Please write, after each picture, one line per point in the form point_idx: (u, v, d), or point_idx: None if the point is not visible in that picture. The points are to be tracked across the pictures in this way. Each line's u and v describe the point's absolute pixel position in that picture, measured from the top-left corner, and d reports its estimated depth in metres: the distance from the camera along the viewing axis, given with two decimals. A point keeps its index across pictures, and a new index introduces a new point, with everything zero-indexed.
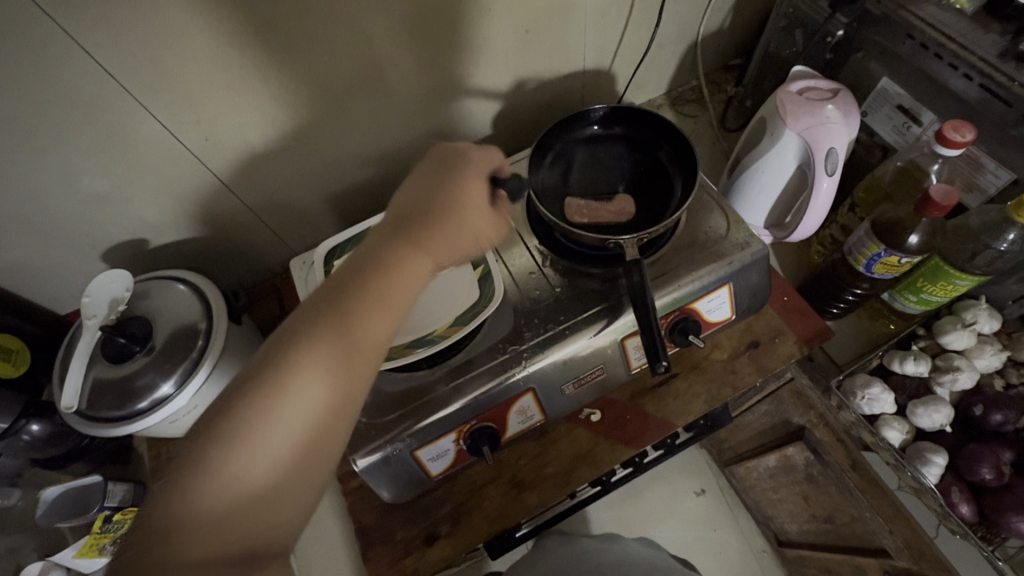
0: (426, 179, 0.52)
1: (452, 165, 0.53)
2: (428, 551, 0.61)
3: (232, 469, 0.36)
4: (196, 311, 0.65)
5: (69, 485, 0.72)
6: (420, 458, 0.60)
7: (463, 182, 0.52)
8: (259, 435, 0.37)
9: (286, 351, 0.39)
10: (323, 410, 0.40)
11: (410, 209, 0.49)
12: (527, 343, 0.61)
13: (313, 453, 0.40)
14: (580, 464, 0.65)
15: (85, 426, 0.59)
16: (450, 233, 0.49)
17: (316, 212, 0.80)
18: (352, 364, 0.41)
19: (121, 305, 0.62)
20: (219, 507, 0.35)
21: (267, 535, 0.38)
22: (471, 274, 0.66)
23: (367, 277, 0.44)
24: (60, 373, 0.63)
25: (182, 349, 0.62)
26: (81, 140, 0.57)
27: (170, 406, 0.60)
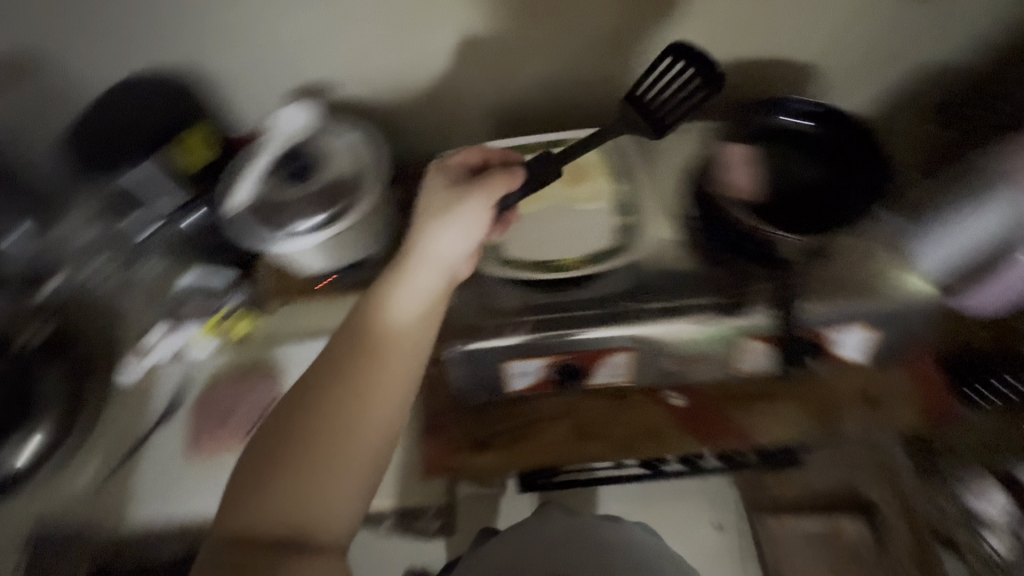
0: (443, 191, 0.58)
1: (448, 179, 0.60)
2: (480, 455, 0.64)
3: (282, 459, 0.45)
4: (355, 168, 0.67)
5: (202, 272, 0.77)
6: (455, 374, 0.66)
7: (459, 184, 0.59)
8: (301, 432, 0.46)
9: (329, 358, 0.50)
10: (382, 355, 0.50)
11: (433, 206, 0.57)
12: (645, 304, 0.60)
13: (352, 450, 0.46)
14: (647, 438, 0.64)
15: (235, 231, 0.65)
16: (454, 202, 0.56)
17: (475, 118, 0.82)
18: (384, 314, 0.52)
19: (296, 138, 0.68)
20: (266, 490, 0.44)
21: (317, 523, 0.44)
22: (615, 220, 0.64)
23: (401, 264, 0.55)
24: (230, 174, 0.68)
25: (332, 196, 0.65)
26: None
27: (299, 241, 0.63)
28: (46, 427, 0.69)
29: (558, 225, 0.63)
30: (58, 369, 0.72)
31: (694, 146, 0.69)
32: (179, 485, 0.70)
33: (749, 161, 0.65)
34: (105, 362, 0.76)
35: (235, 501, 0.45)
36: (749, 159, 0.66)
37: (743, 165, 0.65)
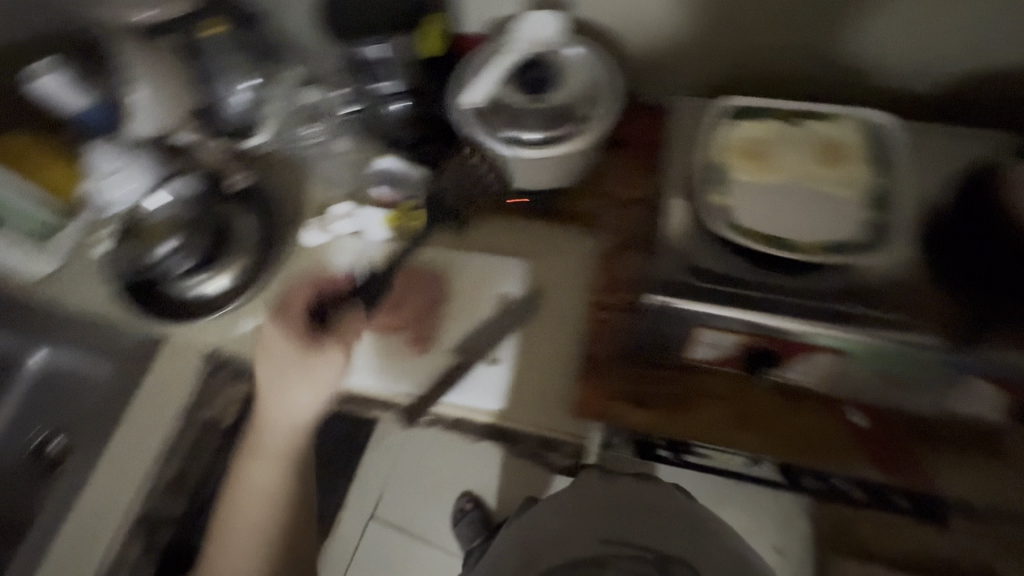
0: (295, 351, 0.66)
1: (290, 329, 0.67)
2: (634, 411, 0.63)
3: (231, 548, 0.65)
4: (596, 95, 0.65)
5: (398, 164, 0.78)
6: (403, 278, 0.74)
7: (307, 334, 0.67)
8: (237, 516, 0.66)
9: (240, 480, 0.67)
10: (307, 376, 0.66)
11: (291, 357, 0.66)
12: (878, 312, 0.53)
13: (287, 465, 0.67)
14: (816, 447, 0.60)
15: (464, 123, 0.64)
16: (347, 339, 0.68)
17: (699, 68, 0.76)
18: (318, 355, 0.66)
19: (537, 49, 0.65)
20: (217, 560, 0.65)
21: (281, 546, 0.67)
22: (866, 211, 0.56)
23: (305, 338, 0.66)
24: (467, 67, 0.66)
25: (568, 117, 0.63)
26: None
27: (527, 152, 0.62)
28: (237, 267, 0.76)
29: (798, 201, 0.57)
30: (252, 219, 0.78)
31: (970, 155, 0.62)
32: None
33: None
34: (294, 225, 0.80)
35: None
36: None
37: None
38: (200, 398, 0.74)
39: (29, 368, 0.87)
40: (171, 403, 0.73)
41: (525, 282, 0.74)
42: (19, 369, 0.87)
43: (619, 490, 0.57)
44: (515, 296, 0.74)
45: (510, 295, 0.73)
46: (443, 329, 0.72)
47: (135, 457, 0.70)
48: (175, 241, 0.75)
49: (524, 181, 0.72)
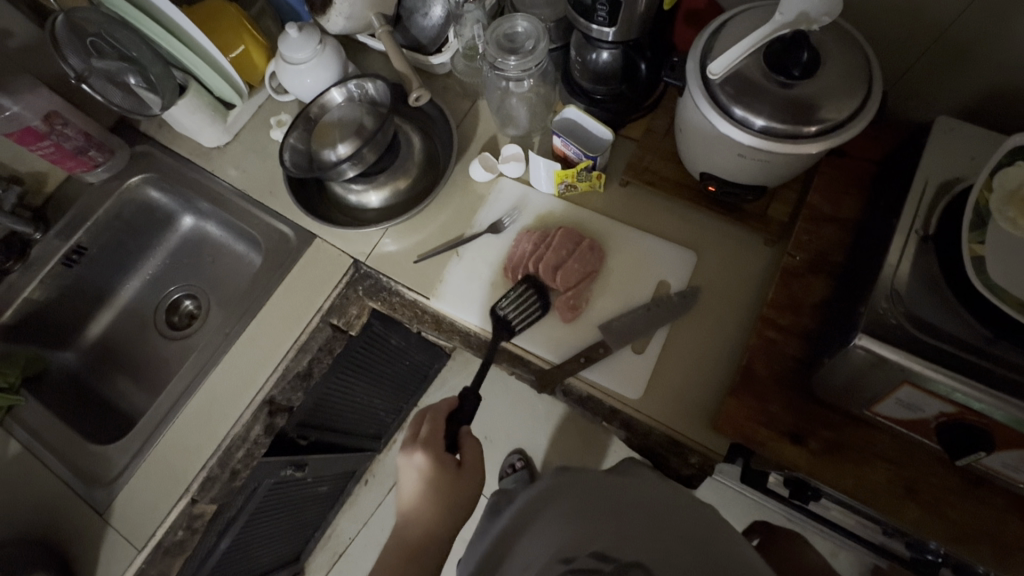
0: (441, 480, 0.62)
1: (438, 462, 0.62)
2: (786, 446, 0.58)
3: None
4: (855, 95, 0.55)
5: (581, 119, 0.72)
6: (526, 298, 0.68)
7: (445, 462, 0.63)
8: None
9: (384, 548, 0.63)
10: (445, 495, 0.62)
11: (439, 484, 0.62)
12: None
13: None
14: (986, 543, 0.53)
15: (703, 101, 0.57)
16: (466, 481, 0.63)
17: (966, 88, 0.63)
18: (459, 483, 0.63)
19: (801, 20, 0.53)
20: None
21: None
22: None
23: (446, 465, 0.63)
24: (717, 30, 0.59)
25: (811, 110, 0.54)
26: None
27: (741, 135, 0.56)
28: (396, 184, 0.76)
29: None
30: (418, 139, 0.78)
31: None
32: (476, 299, 0.70)
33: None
34: (459, 157, 0.78)
35: None
36: None
37: None
38: (337, 305, 0.75)
39: (179, 232, 0.92)
40: (310, 303, 0.74)
41: (687, 278, 0.69)
42: (171, 229, 0.92)
43: (608, 487, 0.61)
44: (675, 289, 0.68)
45: (670, 288, 0.68)
46: (597, 300, 0.69)
47: (268, 346, 0.73)
48: (346, 147, 0.74)
49: (727, 177, 0.64)
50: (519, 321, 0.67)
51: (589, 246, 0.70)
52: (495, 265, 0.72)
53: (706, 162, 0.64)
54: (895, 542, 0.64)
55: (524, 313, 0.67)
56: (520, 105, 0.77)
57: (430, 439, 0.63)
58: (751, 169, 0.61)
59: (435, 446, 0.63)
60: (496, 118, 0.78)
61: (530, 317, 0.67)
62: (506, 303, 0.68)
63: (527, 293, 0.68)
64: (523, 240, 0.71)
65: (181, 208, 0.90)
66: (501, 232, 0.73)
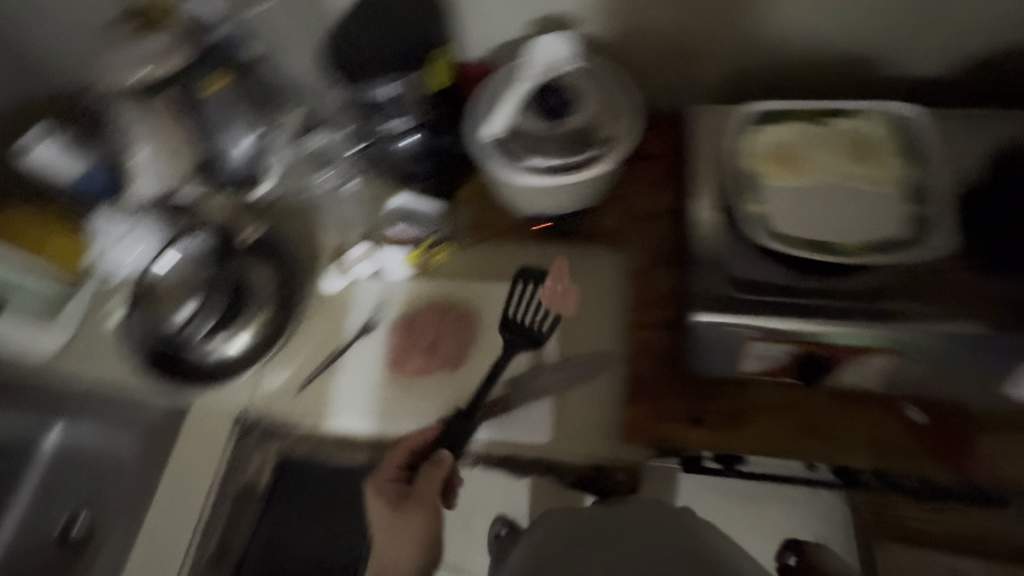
0: (391, 505, 0.64)
1: (387, 488, 0.65)
2: (690, 431, 0.62)
3: None
4: (612, 115, 0.62)
5: (410, 201, 0.77)
6: (532, 296, 0.72)
7: (395, 487, 0.65)
8: None
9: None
10: (389, 520, 0.64)
11: (394, 505, 0.64)
12: (926, 305, 0.52)
13: None
14: (875, 449, 0.59)
15: (494, 162, 0.61)
16: (427, 499, 0.64)
17: (712, 74, 0.73)
18: (407, 508, 0.64)
19: (552, 74, 0.63)
20: None
21: None
22: (903, 207, 0.55)
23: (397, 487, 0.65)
24: (481, 96, 0.64)
25: (585, 141, 0.61)
26: None
27: (544, 181, 0.61)
28: (254, 326, 0.74)
29: (829, 197, 0.55)
30: (270, 268, 0.77)
31: (1001, 134, 0.60)
32: (370, 402, 0.70)
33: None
34: (310, 271, 0.77)
35: None
36: None
37: None
38: (234, 466, 0.69)
39: (43, 449, 0.82)
40: (205, 473, 0.69)
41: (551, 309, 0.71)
42: (31, 451, 0.82)
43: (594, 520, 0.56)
44: (551, 324, 0.70)
45: (546, 326, 0.70)
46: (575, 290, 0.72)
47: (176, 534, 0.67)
48: (194, 305, 0.75)
49: (554, 210, 0.69)
50: (545, 322, 0.71)
51: (456, 315, 0.73)
52: (378, 364, 0.72)
53: (530, 207, 0.68)
54: None
55: (539, 310, 0.71)
56: (354, 206, 0.79)
57: (392, 467, 0.66)
58: (568, 199, 0.66)
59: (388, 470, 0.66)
60: (333, 225, 0.79)
61: (545, 314, 0.71)
62: (518, 310, 0.72)
63: (529, 286, 0.72)
64: (398, 329, 0.73)
65: (38, 425, 0.81)
66: (373, 331, 0.74)
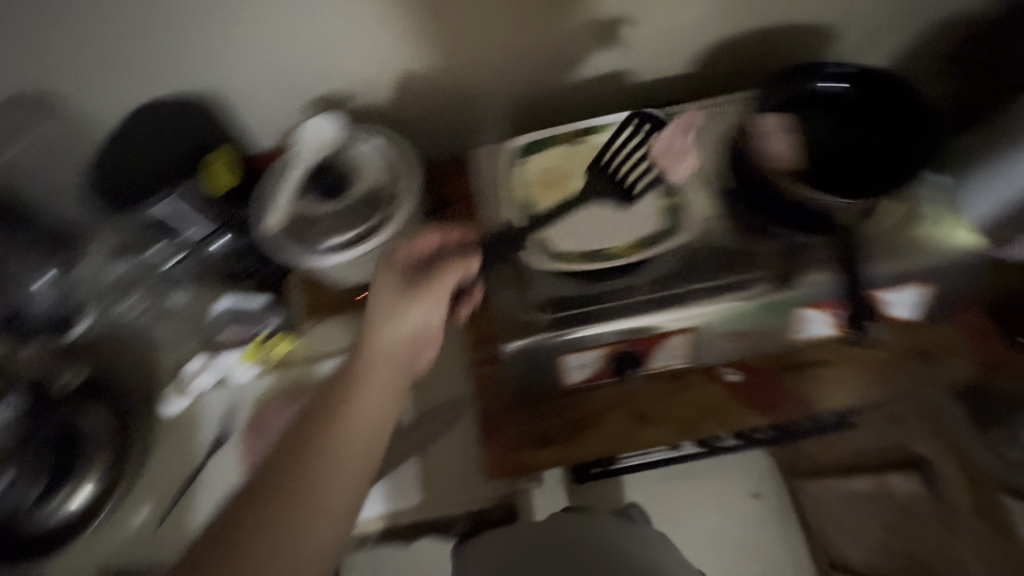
0: (395, 284, 0.56)
1: (404, 272, 0.57)
2: (544, 451, 0.65)
3: (293, 554, 0.44)
4: (389, 178, 0.65)
5: (235, 301, 0.75)
6: (644, 142, 0.64)
7: (406, 270, 0.57)
8: (280, 536, 0.45)
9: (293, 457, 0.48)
10: (324, 426, 0.49)
11: (414, 290, 0.56)
12: (696, 283, 0.59)
13: (323, 519, 0.46)
14: (705, 417, 0.65)
15: (286, 251, 0.63)
16: (450, 276, 0.56)
17: (493, 112, 0.79)
18: (340, 430, 0.49)
19: (324, 156, 0.66)
20: None
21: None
22: (655, 203, 0.63)
23: (349, 389, 0.52)
24: (260, 192, 0.65)
25: (369, 208, 0.64)
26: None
27: (342, 258, 0.62)
28: (96, 474, 0.68)
29: (599, 213, 0.62)
30: (105, 411, 0.71)
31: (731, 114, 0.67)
32: None
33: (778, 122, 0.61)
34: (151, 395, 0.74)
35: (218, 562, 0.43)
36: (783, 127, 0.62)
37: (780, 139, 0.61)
38: None
39: None
40: None
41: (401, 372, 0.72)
42: None
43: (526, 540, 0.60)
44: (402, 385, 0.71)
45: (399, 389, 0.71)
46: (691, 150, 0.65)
47: None
48: (12, 474, 0.68)
49: (373, 276, 0.70)
50: (625, 171, 0.63)
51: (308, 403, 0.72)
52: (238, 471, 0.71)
53: (351, 278, 0.70)
54: (682, 445, 0.73)
55: (639, 162, 0.64)
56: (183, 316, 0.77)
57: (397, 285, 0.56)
58: (379, 266, 0.67)
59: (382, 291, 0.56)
60: (166, 341, 0.77)
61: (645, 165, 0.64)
62: (614, 159, 0.64)
63: (646, 132, 0.65)
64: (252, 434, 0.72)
65: None
66: (229, 441, 0.72)
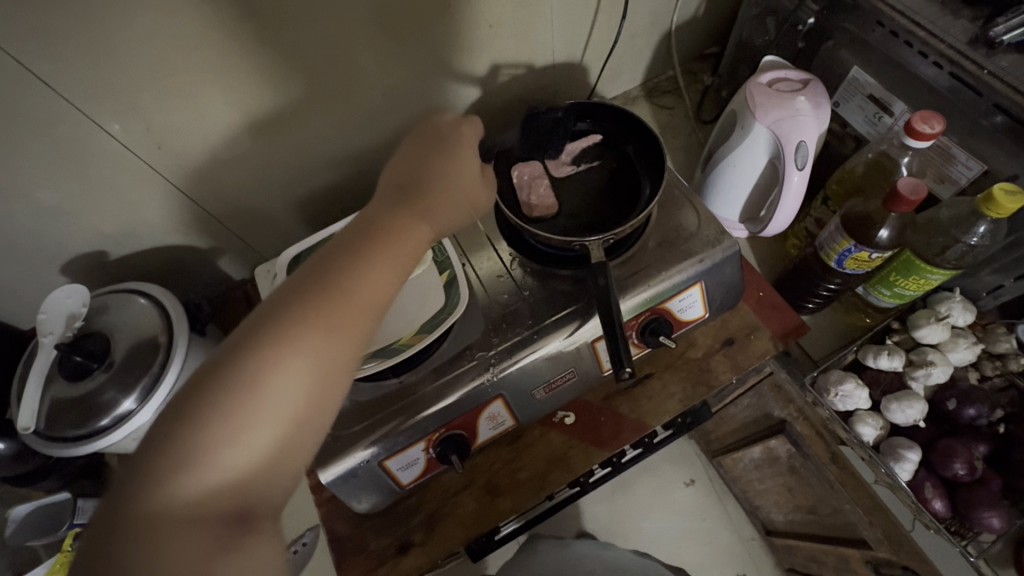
0: (432, 143, 0.51)
1: (444, 137, 0.51)
2: (402, 560, 0.61)
3: (218, 468, 0.34)
4: (159, 323, 0.63)
5: (38, 503, 0.69)
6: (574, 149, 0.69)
7: (444, 139, 0.51)
8: (214, 444, 0.34)
9: (247, 355, 0.36)
10: (266, 389, 0.35)
11: (418, 149, 0.50)
12: (495, 349, 0.60)
13: (294, 419, 0.37)
14: (553, 469, 0.64)
15: (61, 448, 0.58)
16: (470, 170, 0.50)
17: (286, 216, 0.77)
18: (330, 317, 0.38)
19: (78, 324, 0.60)
20: (177, 477, 0.33)
21: (265, 490, 0.36)
22: (437, 278, 0.63)
23: (339, 272, 0.40)
24: (17, 387, 0.61)
25: (142, 364, 0.61)
26: (23, 165, 0.55)
27: (133, 422, 0.59)
28: None
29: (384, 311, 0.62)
30: None
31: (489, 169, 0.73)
32: None
33: (558, 164, 0.67)
34: None
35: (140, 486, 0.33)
36: (538, 173, 0.66)
37: (536, 184, 0.65)
38: None
39: None
40: None
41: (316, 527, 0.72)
42: None
43: None
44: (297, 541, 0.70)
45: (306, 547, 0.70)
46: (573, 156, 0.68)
47: None
48: None
49: None
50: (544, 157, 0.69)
51: None
52: None
53: None
54: (555, 494, 0.73)
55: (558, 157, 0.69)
56: None
57: (459, 127, 0.53)
58: None
59: (444, 148, 0.51)
60: None
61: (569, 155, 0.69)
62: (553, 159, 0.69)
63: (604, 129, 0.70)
64: None
65: None
66: None
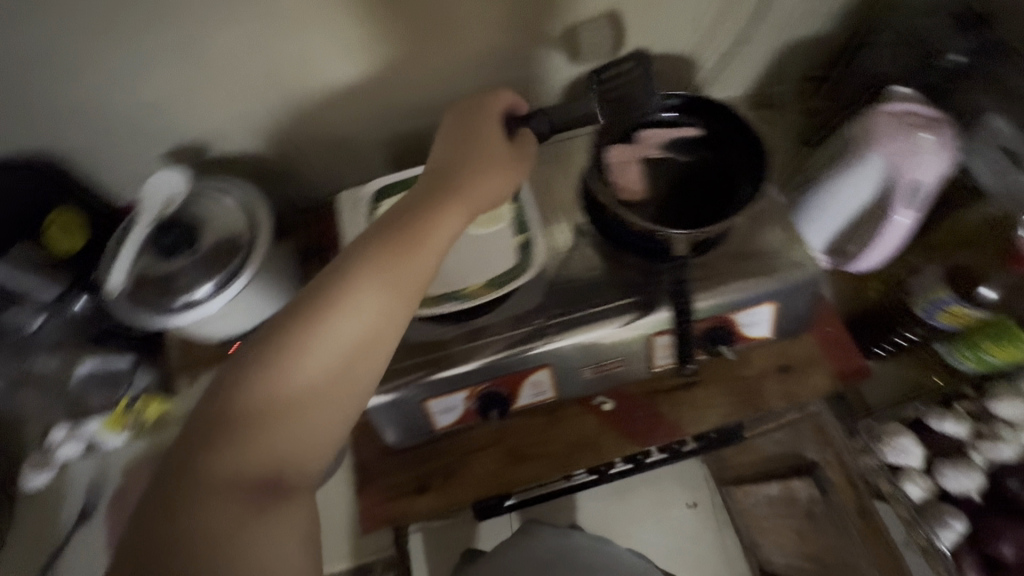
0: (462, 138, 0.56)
1: (480, 130, 0.56)
2: (419, 498, 0.63)
3: (264, 424, 0.41)
4: (243, 224, 0.66)
5: (98, 364, 0.72)
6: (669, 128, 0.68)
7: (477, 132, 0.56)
8: (259, 396, 0.41)
9: (291, 328, 0.43)
10: (301, 355, 0.42)
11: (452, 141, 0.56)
12: (553, 320, 0.60)
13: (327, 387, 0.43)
14: (581, 451, 0.65)
15: (137, 316, 0.61)
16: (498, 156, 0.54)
17: (372, 151, 0.79)
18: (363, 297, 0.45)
19: (171, 208, 0.65)
20: (231, 429, 0.40)
21: (303, 456, 0.42)
22: (511, 239, 0.64)
23: (375, 261, 0.46)
24: (108, 254, 0.65)
25: (221, 259, 0.63)
26: (153, 45, 0.57)
27: (201, 309, 0.62)
28: None
29: (451, 259, 0.63)
30: None
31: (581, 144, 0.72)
32: None
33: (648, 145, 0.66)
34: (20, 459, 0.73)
35: (203, 437, 0.40)
36: (630, 158, 0.66)
37: (626, 169, 0.65)
38: None
39: None
40: None
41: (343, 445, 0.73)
42: None
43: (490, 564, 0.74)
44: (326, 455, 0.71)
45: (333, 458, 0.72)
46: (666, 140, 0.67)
47: None
48: None
49: (242, 327, 0.69)
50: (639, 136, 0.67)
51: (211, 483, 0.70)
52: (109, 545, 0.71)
53: (221, 333, 0.68)
54: (572, 476, 0.74)
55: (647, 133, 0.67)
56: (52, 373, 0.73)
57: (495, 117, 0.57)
58: (247, 312, 0.67)
59: (476, 140, 0.55)
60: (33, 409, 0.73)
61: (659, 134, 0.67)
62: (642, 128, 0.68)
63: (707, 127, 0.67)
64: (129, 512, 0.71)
65: None
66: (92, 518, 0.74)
